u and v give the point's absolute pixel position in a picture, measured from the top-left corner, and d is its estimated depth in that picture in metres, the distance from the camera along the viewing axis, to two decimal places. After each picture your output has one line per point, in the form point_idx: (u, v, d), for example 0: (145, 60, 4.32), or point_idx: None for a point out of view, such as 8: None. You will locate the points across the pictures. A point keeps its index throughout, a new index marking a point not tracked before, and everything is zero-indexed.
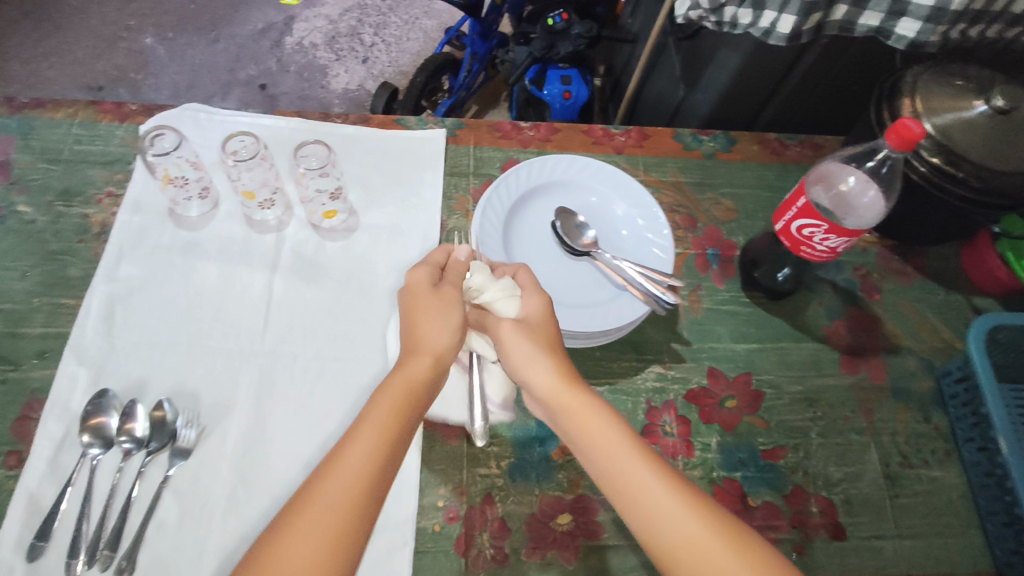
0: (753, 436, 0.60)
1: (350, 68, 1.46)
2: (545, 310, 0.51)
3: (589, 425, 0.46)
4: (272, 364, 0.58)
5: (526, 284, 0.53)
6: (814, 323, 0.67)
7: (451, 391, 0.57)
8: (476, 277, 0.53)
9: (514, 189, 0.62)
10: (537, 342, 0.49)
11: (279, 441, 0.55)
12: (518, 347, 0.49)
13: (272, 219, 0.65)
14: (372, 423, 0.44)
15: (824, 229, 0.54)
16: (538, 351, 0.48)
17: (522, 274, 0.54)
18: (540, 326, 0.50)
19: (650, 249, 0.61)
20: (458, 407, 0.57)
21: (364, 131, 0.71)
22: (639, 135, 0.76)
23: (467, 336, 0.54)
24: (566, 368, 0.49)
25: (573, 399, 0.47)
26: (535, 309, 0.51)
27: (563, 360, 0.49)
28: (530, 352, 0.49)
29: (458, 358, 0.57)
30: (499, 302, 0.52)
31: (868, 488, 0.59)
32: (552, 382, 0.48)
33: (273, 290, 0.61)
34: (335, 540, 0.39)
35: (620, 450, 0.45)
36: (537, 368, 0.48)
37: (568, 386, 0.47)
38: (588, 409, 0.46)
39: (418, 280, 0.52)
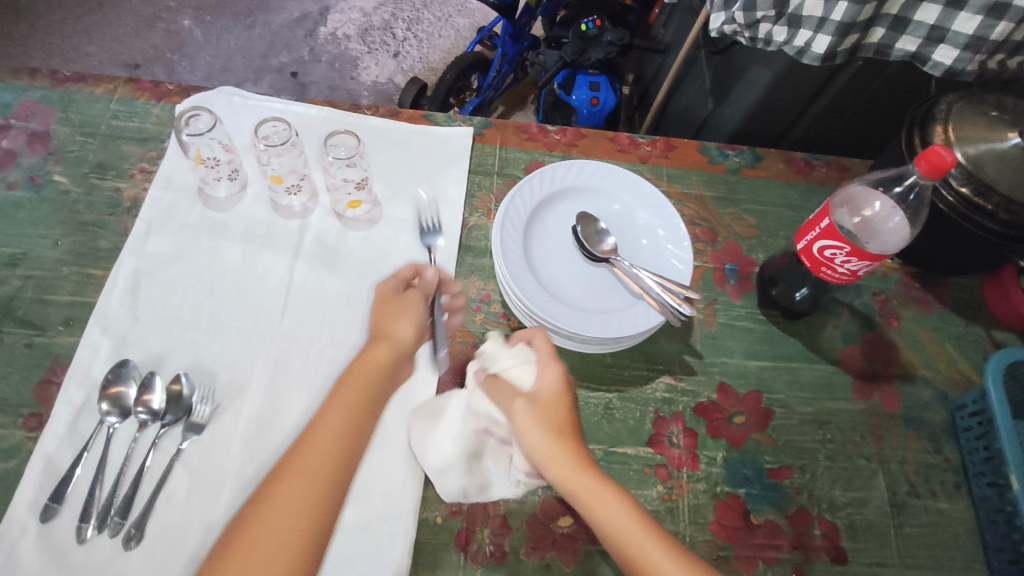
0: (760, 453, 0.60)
1: (382, 62, 1.48)
2: (559, 385, 0.53)
3: (597, 511, 0.47)
4: (288, 348, 0.59)
5: (542, 355, 0.55)
6: (828, 346, 0.66)
7: (491, 472, 0.54)
8: (490, 346, 0.57)
9: (537, 192, 0.62)
10: (545, 425, 0.50)
11: (290, 425, 0.56)
12: (529, 429, 0.50)
13: (297, 205, 0.66)
14: (341, 403, 0.52)
15: (846, 251, 0.54)
16: (548, 431, 0.50)
17: (538, 340, 0.55)
18: (551, 403, 0.52)
19: (668, 260, 0.61)
20: (505, 480, 0.53)
21: (393, 124, 0.72)
22: (665, 145, 0.76)
23: (485, 404, 0.54)
24: (576, 452, 0.49)
25: (585, 488, 0.47)
26: (548, 383, 0.52)
27: (571, 438, 0.50)
28: (541, 433, 0.50)
29: (493, 436, 0.54)
30: (515, 371, 0.54)
31: (873, 514, 0.59)
32: (562, 469, 0.48)
33: (294, 275, 0.62)
34: (304, 506, 0.45)
35: (629, 527, 0.46)
36: (545, 450, 0.49)
37: (580, 473, 0.48)
38: (595, 495, 0.47)
39: (386, 290, 0.59)
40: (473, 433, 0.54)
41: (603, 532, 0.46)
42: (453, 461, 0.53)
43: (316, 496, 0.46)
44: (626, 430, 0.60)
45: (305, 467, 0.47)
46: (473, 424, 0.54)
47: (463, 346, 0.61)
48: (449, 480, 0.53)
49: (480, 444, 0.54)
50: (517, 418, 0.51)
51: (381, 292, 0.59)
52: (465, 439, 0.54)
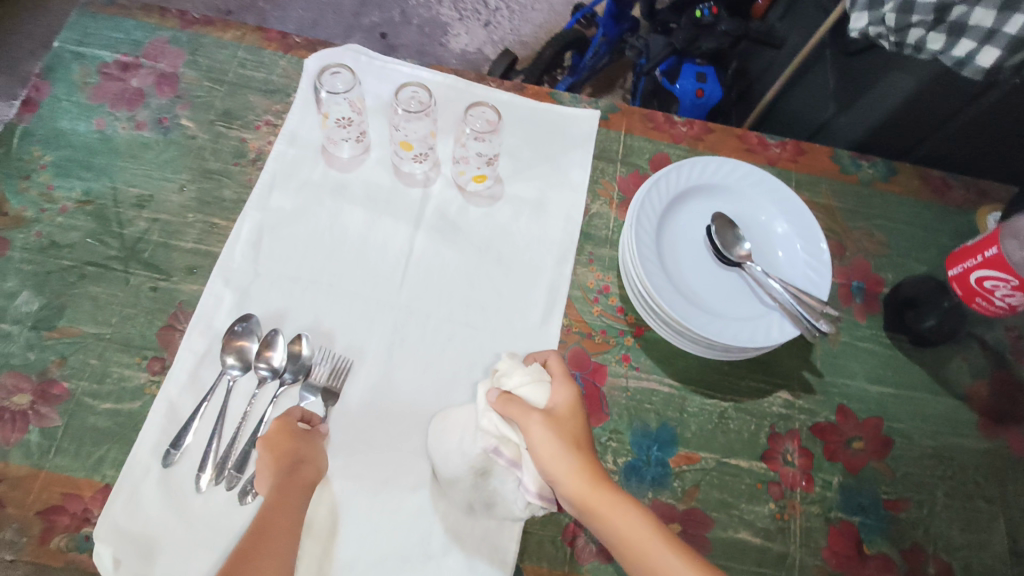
0: (876, 482, 0.58)
1: (472, 30, 1.45)
2: (574, 401, 0.48)
3: (613, 525, 0.44)
4: (406, 318, 0.58)
5: (556, 371, 0.49)
6: (955, 378, 0.63)
7: (500, 491, 0.49)
8: (506, 362, 0.50)
9: (673, 186, 0.60)
10: (561, 443, 0.45)
11: (405, 396, 0.55)
12: (547, 448, 0.45)
13: (419, 173, 0.65)
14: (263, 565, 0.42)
15: (1012, 285, 0.50)
16: (567, 447, 0.45)
17: (552, 358, 0.50)
18: (567, 418, 0.47)
19: (804, 271, 0.58)
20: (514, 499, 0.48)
21: (518, 99, 0.70)
22: (796, 149, 0.72)
23: (497, 424, 0.47)
24: (591, 464, 0.46)
25: (603, 503, 0.44)
26: (563, 399, 0.47)
27: (587, 453, 0.46)
28: (560, 449, 0.45)
29: (502, 455, 0.47)
30: (527, 390, 0.48)
31: (990, 560, 0.56)
32: (578, 484, 0.44)
33: (414, 245, 0.61)
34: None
35: (646, 540, 0.43)
36: (561, 468, 0.44)
37: (597, 486, 0.45)
38: (615, 511, 0.44)
39: (279, 425, 0.49)
40: (483, 451, 0.48)
41: (620, 547, 0.44)
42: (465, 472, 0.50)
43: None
44: (740, 441, 0.58)
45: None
46: (483, 442, 0.48)
47: (578, 337, 0.60)
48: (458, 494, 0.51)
49: (489, 462, 0.48)
50: (533, 434, 0.45)
51: (274, 424, 0.49)
52: (474, 456, 0.48)
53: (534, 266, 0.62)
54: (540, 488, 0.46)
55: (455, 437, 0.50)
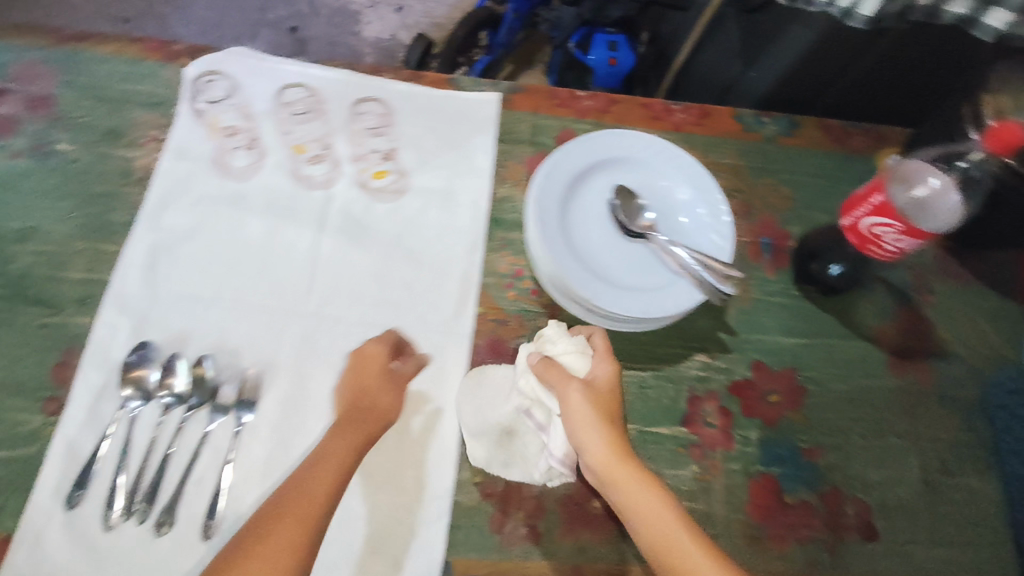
0: (793, 432, 0.60)
1: (385, 16, 1.41)
2: (612, 377, 0.51)
3: (635, 505, 0.46)
4: (317, 327, 0.57)
5: (599, 348, 0.53)
6: (862, 322, 0.65)
7: (522, 453, 0.54)
8: (552, 328, 0.54)
9: (576, 162, 0.59)
10: (593, 414, 0.49)
11: (319, 407, 0.55)
12: (581, 414, 0.49)
13: (320, 175, 0.62)
14: (324, 463, 0.46)
15: (897, 229, 0.51)
16: (599, 419, 0.49)
17: (596, 336, 0.53)
18: (604, 392, 0.50)
19: (709, 235, 0.59)
20: (535, 463, 0.53)
21: (416, 87, 0.67)
22: (700, 112, 0.72)
23: (533, 387, 0.52)
24: (621, 440, 0.49)
25: (628, 479, 0.47)
26: (603, 373, 0.51)
27: (617, 430, 0.49)
28: (592, 419, 0.48)
29: (533, 418, 0.52)
30: (569, 359, 0.52)
31: (904, 492, 0.59)
32: (607, 456, 0.48)
33: (319, 250, 0.59)
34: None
35: (664, 522, 0.45)
36: (591, 438, 0.48)
37: (624, 463, 0.47)
38: (637, 489, 0.47)
39: (374, 349, 0.53)
40: (515, 411, 0.53)
41: (638, 524, 0.46)
42: (490, 429, 0.54)
43: (282, 563, 0.40)
44: (660, 409, 0.59)
45: (274, 538, 0.41)
46: (517, 401, 0.53)
47: (494, 325, 0.59)
48: (478, 450, 0.54)
49: (518, 422, 0.54)
50: (569, 400, 0.49)
51: (370, 348, 0.53)
52: (505, 414, 0.54)
53: (445, 259, 0.61)
54: (566, 456, 0.51)
55: (483, 400, 0.55)
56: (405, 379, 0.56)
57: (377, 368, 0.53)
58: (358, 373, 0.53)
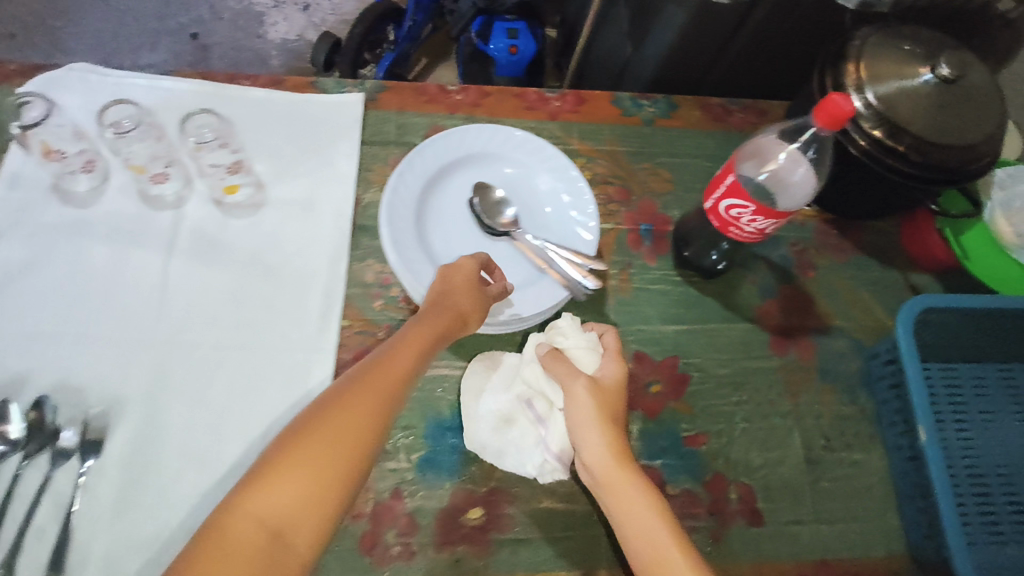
0: (676, 422, 0.59)
1: (290, 16, 1.36)
2: (620, 380, 0.52)
3: (626, 510, 0.47)
4: (169, 355, 0.54)
5: (609, 348, 0.54)
6: (745, 303, 0.65)
7: (512, 445, 0.54)
8: (565, 321, 0.56)
9: (430, 163, 0.57)
10: (595, 414, 0.49)
11: (176, 438, 0.52)
12: (583, 410, 0.50)
13: (169, 194, 0.59)
14: (403, 357, 0.44)
15: (752, 210, 0.50)
16: (600, 419, 0.49)
17: (607, 336, 0.55)
18: (611, 392, 0.51)
19: (573, 229, 0.58)
20: (527, 455, 0.53)
21: (273, 93, 0.64)
22: (576, 99, 0.71)
23: (538, 378, 0.54)
24: (620, 443, 0.49)
25: (621, 483, 0.47)
26: (611, 373, 0.52)
27: (617, 431, 0.50)
28: (592, 418, 0.49)
29: (533, 409, 0.54)
30: (579, 354, 0.54)
31: (788, 472, 0.58)
32: (604, 457, 0.49)
33: (168, 274, 0.57)
34: (314, 480, 0.38)
35: (655, 531, 0.46)
36: (591, 437, 0.49)
37: (621, 467, 0.48)
38: (629, 493, 0.47)
39: (466, 263, 0.51)
40: (517, 400, 0.55)
41: (627, 531, 0.47)
42: (489, 415, 0.55)
43: (352, 447, 0.39)
44: None
45: (337, 424, 0.40)
46: (519, 390, 0.55)
47: (362, 338, 0.57)
48: (477, 433, 0.54)
49: (517, 412, 0.55)
50: (574, 394, 0.50)
51: (464, 262, 0.51)
52: (506, 402, 0.55)
53: (306, 272, 0.58)
54: (562, 453, 0.53)
55: (495, 384, 0.56)
56: (265, 401, 0.54)
57: (468, 272, 0.51)
58: (443, 276, 0.51)
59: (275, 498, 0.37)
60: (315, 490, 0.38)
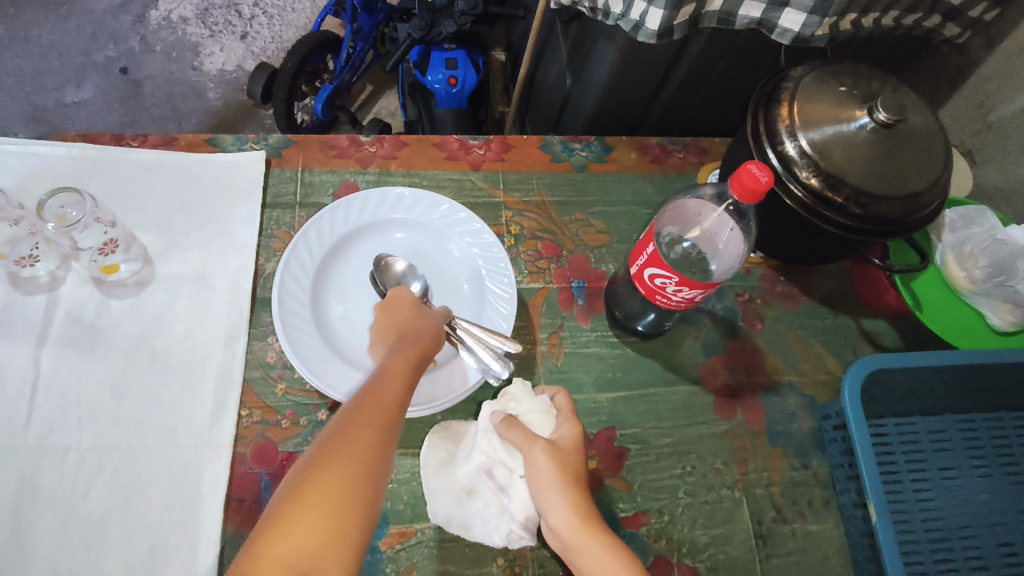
0: (612, 501, 0.54)
1: (227, 46, 1.31)
2: (578, 438, 0.49)
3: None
4: (37, 461, 0.48)
5: (562, 408, 0.51)
6: (688, 363, 0.60)
7: (479, 517, 0.49)
8: (516, 388, 0.52)
9: (329, 234, 0.52)
10: (555, 475, 0.46)
11: (42, 559, 0.46)
12: (545, 472, 0.46)
13: (44, 275, 0.54)
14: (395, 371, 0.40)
15: (675, 281, 0.46)
16: (562, 481, 0.45)
17: (560, 396, 0.51)
18: (569, 451, 0.47)
19: (490, 300, 0.52)
20: (494, 527, 0.49)
21: (165, 156, 0.60)
22: (501, 145, 0.66)
23: (495, 445, 0.50)
24: (585, 505, 0.45)
25: (591, 549, 0.43)
26: (568, 433, 0.49)
27: (580, 491, 0.46)
28: (553, 481, 0.45)
29: (494, 478, 0.49)
30: (533, 418, 0.50)
31: (737, 551, 0.54)
32: (569, 520, 0.44)
33: (39, 366, 0.51)
34: (341, 509, 0.33)
35: None
36: (554, 501, 0.45)
37: (590, 530, 0.44)
38: (599, 558, 0.43)
39: (402, 295, 0.49)
40: (477, 471, 0.50)
41: None
42: (451, 489, 0.50)
43: (370, 464, 0.34)
44: None
45: (349, 434, 0.35)
46: (477, 459, 0.50)
47: (262, 428, 0.52)
48: (439, 508, 0.50)
49: (478, 481, 0.50)
50: (532, 457, 0.46)
51: (393, 296, 0.49)
52: (465, 473, 0.50)
53: (198, 356, 0.53)
54: (527, 519, 0.48)
55: (453, 453, 0.52)
56: (149, 507, 0.48)
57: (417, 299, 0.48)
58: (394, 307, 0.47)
59: (302, 536, 0.31)
60: (342, 519, 0.32)
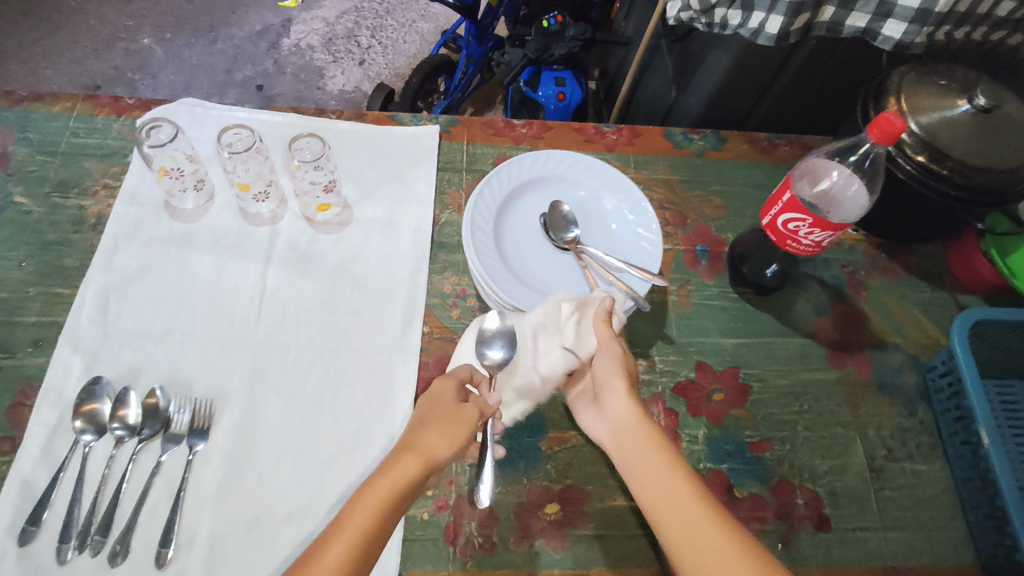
0: (740, 428, 0.61)
1: (347, 70, 1.48)
2: (626, 356, 0.53)
3: (633, 447, 0.47)
4: (264, 354, 0.58)
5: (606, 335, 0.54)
6: (801, 319, 0.68)
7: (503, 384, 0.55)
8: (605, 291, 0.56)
9: (506, 184, 0.64)
10: (622, 370, 0.52)
11: (272, 430, 0.55)
12: (609, 372, 0.52)
13: (267, 212, 0.66)
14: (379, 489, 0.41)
15: (809, 223, 0.54)
16: (626, 385, 0.51)
17: (616, 319, 0.55)
18: (627, 363, 0.53)
19: (640, 243, 0.62)
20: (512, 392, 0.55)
21: (357, 126, 0.72)
22: (631, 133, 0.77)
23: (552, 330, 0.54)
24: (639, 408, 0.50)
25: (639, 430, 0.48)
26: (619, 353, 0.53)
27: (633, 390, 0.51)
28: (620, 385, 0.51)
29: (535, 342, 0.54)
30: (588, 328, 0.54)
31: (853, 480, 0.60)
32: (625, 412, 0.49)
33: (266, 281, 0.62)
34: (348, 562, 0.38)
35: (665, 475, 0.44)
36: (615, 387, 0.51)
37: (644, 421, 0.48)
38: (641, 442, 0.47)
39: (444, 389, 0.52)
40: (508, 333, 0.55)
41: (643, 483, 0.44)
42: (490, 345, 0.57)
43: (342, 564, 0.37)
44: None
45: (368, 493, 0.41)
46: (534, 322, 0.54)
47: (440, 343, 0.61)
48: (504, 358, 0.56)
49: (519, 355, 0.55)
50: (602, 362, 0.52)
51: (438, 386, 0.53)
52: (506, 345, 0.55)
53: (389, 281, 0.63)
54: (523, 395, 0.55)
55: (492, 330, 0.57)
56: (353, 400, 0.57)
57: (450, 403, 0.50)
58: (430, 414, 0.49)
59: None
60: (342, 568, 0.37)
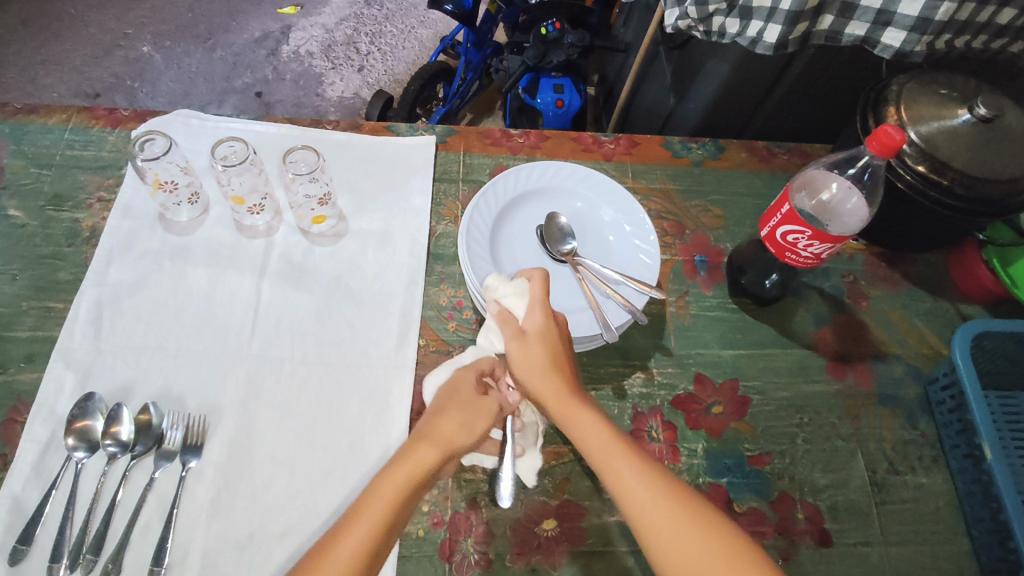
0: (740, 441, 0.60)
1: (346, 76, 1.48)
2: (548, 322, 0.51)
3: (574, 423, 0.46)
4: (258, 368, 0.58)
5: (536, 294, 0.52)
6: (801, 330, 0.67)
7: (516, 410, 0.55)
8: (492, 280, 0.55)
9: (502, 196, 0.63)
10: (545, 357, 0.49)
11: (266, 445, 0.55)
12: (531, 364, 0.49)
13: (262, 224, 0.66)
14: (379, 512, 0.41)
15: (808, 235, 0.54)
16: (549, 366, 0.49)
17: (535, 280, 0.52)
18: (542, 337, 0.50)
19: (637, 255, 0.62)
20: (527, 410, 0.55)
21: (353, 136, 0.72)
22: (629, 142, 0.76)
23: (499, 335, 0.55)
24: (569, 384, 0.48)
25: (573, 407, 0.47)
26: (537, 322, 0.51)
27: (558, 362, 0.49)
28: (542, 367, 0.49)
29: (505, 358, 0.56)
30: (511, 304, 0.53)
31: (854, 494, 0.59)
32: (547, 389, 0.48)
33: (261, 294, 0.62)
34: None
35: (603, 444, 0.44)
36: (539, 370, 0.49)
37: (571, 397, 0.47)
38: (582, 420, 0.46)
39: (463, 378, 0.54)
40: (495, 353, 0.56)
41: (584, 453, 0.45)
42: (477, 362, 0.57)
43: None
44: None
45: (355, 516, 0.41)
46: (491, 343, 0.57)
47: (436, 356, 0.60)
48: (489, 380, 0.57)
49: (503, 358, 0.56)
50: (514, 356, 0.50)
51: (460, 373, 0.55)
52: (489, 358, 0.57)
53: (385, 293, 0.63)
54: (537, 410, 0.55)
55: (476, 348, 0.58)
56: (347, 415, 0.57)
57: (467, 396, 0.51)
58: (447, 403, 0.51)
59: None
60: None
